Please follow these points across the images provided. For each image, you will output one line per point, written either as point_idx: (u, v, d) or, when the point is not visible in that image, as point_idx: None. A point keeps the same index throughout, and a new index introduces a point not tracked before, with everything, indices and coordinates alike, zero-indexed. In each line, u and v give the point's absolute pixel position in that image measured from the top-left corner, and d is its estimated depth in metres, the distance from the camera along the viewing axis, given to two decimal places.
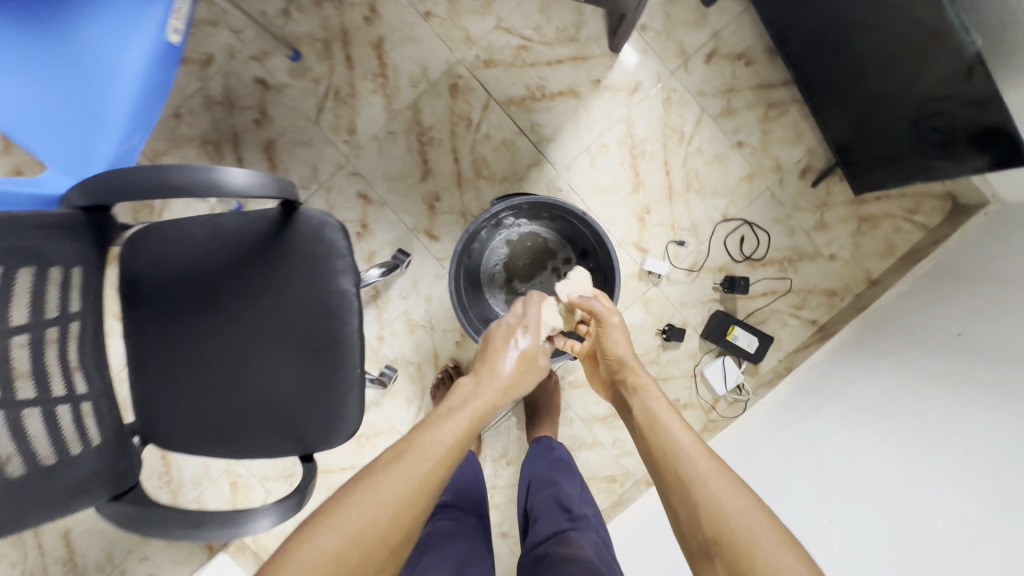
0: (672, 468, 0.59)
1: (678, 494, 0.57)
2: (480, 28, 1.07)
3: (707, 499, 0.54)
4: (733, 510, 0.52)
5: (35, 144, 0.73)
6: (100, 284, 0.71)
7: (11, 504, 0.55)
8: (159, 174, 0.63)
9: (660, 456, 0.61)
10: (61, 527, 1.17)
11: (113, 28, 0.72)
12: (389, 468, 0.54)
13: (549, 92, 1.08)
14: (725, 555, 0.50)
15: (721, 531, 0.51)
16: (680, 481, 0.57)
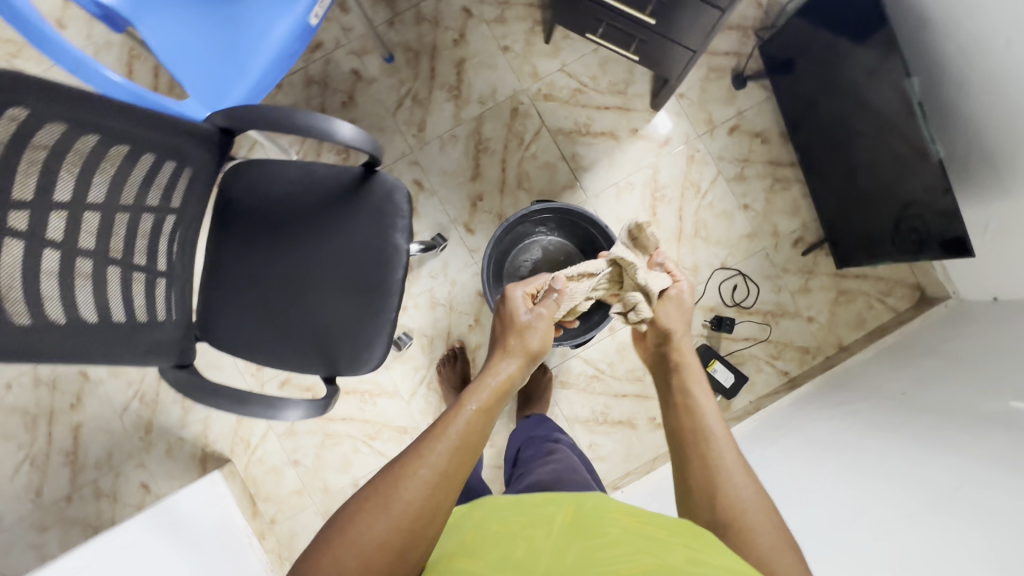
0: (700, 452, 0.59)
1: (701, 475, 0.57)
2: (547, 67, 1.27)
3: (728, 490, 0.55)
4: (750, 505, 0.53)
5: (182, 76, 0.89)
6: (208, 194, 0.85)
7: (110, 338, 0.69)
8: (280, 113, 0.79)
9: (690, 438, 0.61)
10: (73, 421, 1.26)
11: (270, 6, 0.91)
12: (386, 486, 0.55)
13: (593, 130, 1.27)
14: (731, 539, 0.51)
15: (735, 518, 0.52)
16: (705, 463, 0.58)
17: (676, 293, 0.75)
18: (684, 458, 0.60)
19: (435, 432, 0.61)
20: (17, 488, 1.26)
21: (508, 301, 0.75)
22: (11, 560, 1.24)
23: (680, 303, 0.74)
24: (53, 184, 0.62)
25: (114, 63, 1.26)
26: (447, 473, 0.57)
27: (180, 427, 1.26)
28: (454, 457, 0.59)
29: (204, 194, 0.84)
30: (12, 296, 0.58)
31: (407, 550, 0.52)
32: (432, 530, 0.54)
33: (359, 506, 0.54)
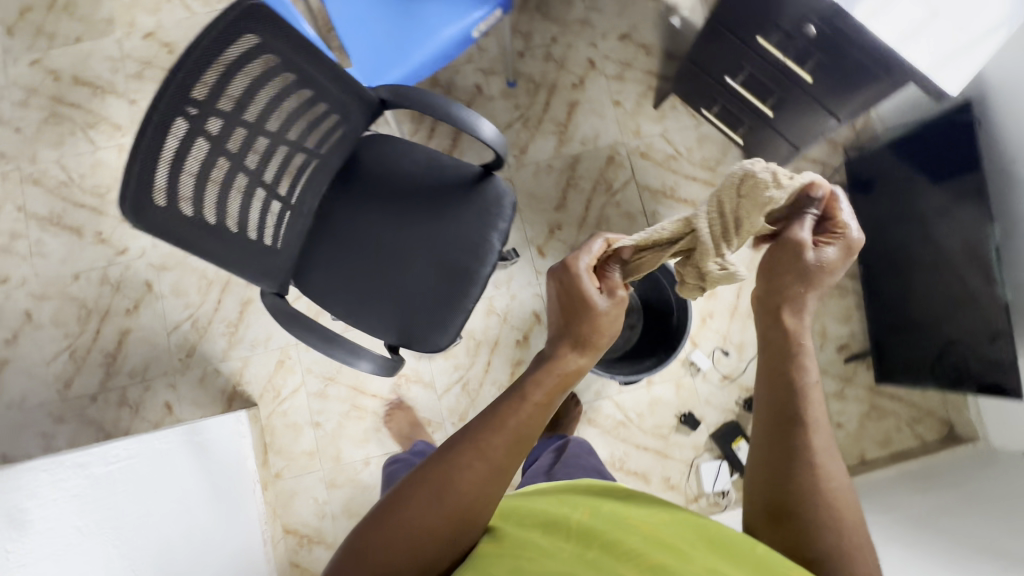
0: (791, 438, 0.56)
1: (788, 462, 0.56)
2: (649, 129, 1.37)
3: (818, 487, 0.55)
4: (830, 497, 0.55)
5: (352, 50, 1.00)
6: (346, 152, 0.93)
7: (240, 249, 0.76)
8: (432, 101, 0.87)
9: (782, 422, 0.57)
10: (123, 326, 1.31)
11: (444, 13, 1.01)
12: (440, 473, 0.57)
13: (677, 196, 1.35)
14: (801, 526, 0.54)
15: (812, 512, 0.54)
16: (793, 450, 0.56)
17: (803, 255, 0.58)
18: (777, 442, 0.57)
19: (490, 424, 0.59)
20: (49, 374, 1.29)
21: (573, 273, 0.65)
22: (21, 442, 1.27)
23: (813, 269, 0.58)
24: (247, 103, 0.70)
25: None
26: (503, 466, 0.58)
27: (220, 360, 1.29)
28: (510, 451, 0.59)
29: (342, 147, 0.90)
30: (185, 185, 0.67)
31: (462, 534, 0.56)
32: (486, 516, 0.57)
33: (419, 494, 0.56)
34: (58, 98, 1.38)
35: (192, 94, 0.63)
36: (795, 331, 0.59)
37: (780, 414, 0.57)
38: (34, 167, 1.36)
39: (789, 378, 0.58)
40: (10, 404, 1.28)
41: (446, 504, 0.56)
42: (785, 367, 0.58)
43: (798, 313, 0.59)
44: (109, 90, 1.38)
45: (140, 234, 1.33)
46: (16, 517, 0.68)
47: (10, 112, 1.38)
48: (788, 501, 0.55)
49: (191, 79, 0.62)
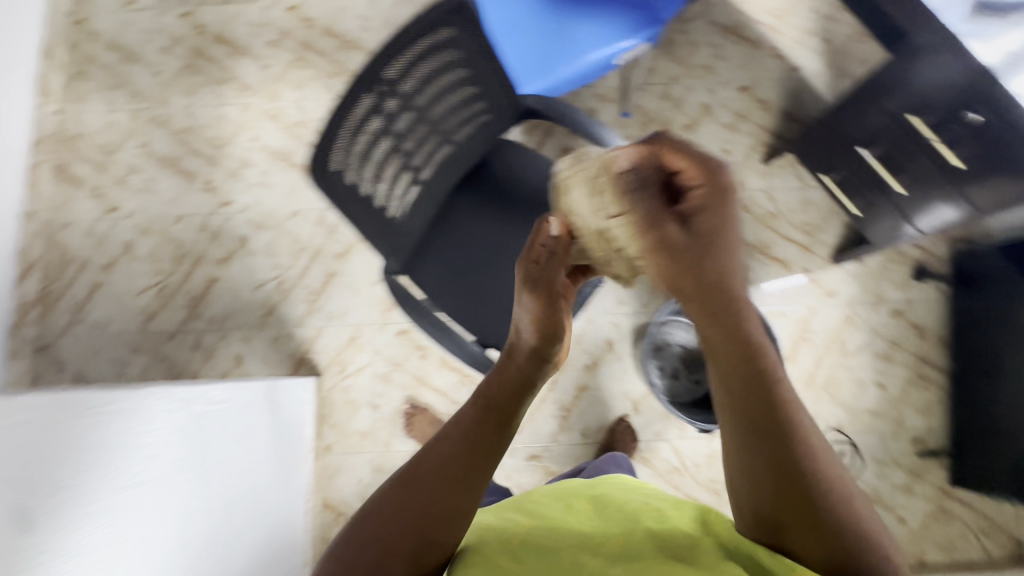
0: (772, 435, 0.54)
1: (772, 461, 0.53)
2: (754, 183, 1.37)
3: (814, 483, 0.52)
4: (825, 491, 0.52)
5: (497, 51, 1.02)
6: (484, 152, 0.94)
7: (381, 222, 0.78)
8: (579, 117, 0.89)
9: (756, 420, 0.54)
10: (212, 274, 1.35)
11: (591, 34, 1.03)
12: (415, 471, 0.57)
13: (770, 254, 1.34)
14: (798, 524, 0.52)
15: (810, 511, 0.52)
16: (776, 446, 0.53)
17: (669, 234, 0.60)
18: (760, 450, 0.54)
19: (451, 430, 0.61)
20: (137, 305, 1.35)
21: (527, 252, 0.74)
22: (97, 363, 1.32)
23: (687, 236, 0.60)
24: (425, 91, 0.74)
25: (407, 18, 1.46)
26: (472, 464, 0.58)
27: (296, 325, 1.32)
28: (474, 448, 0.59)
29: (482, 146, 0.89)
30: (354, 154, 0.72)
31: (443, 529, 0.55)
32: (469, 510, 0.57)
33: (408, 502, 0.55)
34: (199, 51, 1.46)
35: (383, 75, 0.69)
36: (731, 322, 0.58)
37: (752, 422, 0.54)
38: (164, 110, 1.43)
39: (746, 381, 0.56)
40: (96, 325, 1.34)
41: (416, 503, 0.55)
42: (747, 372, 0.56)
43: (722, 287, 0.59)
44: (245, 51, 1.46)
45: (246, 191, 1.38)
46: (134, 446, 0.68)
47: (153, 56, 1.46)
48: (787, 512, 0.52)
49: (386, 62, 0.68)
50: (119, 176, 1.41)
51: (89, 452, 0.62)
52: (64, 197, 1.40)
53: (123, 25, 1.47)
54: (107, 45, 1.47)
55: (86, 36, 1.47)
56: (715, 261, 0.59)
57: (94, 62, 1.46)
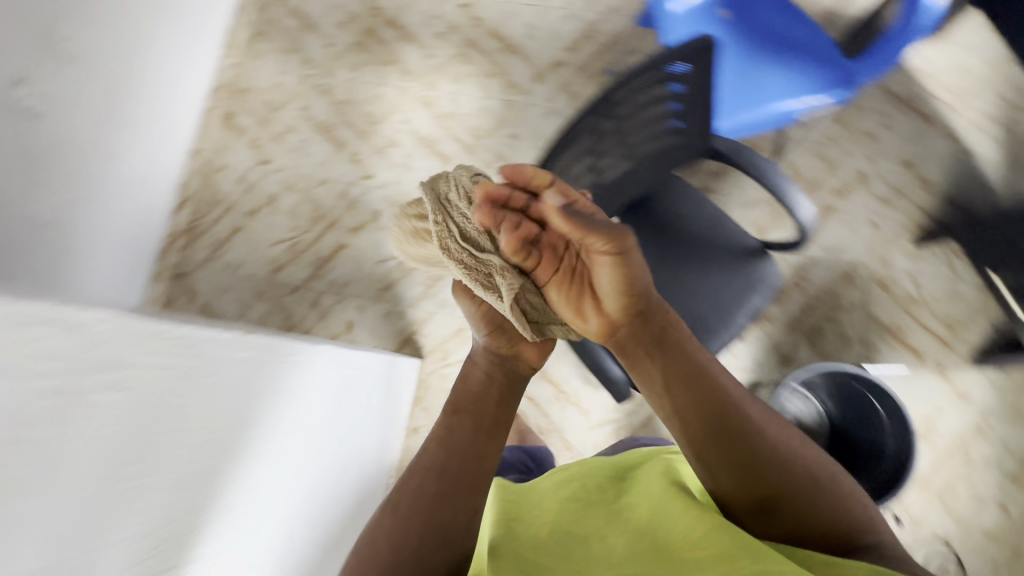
0: (732, 427, 0.66)
1: (739, 452, 0.65)
2: (899, 263, 1.30)
3: (778, 457, 0.65)
4: (791, 463, 0.65)
5: None
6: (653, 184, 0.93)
7: None
8: (761, 167, 0.88)
9: (711, 419, 0.67)
10: (341, 240, 1.41)
11: (778, 83, 1.02)
12: (410, 471, 0.71)
13: (903, 340, 1.26)
14: (781, 503, 0.63)
15: (785, 490, 0.63)
16: (738, 431, 0.66)
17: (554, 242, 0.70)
18: (722, 439, 0.66)
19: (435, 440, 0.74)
20: (268, 254, 1.42)
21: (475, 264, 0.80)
22: (223, 300, 1.41)
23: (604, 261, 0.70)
24: (640, 117, 0.79)
25: (571, 34, 1.49)
26: (467, 456, 0.72)
27: (410, 306, 1.36)
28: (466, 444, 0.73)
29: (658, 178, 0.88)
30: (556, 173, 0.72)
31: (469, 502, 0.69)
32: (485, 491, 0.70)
33: (447, 468, 0.70)
34: (370, 31, 1.54)
35: None
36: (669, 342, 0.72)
37: (704, 416, 0.67)
38: (328, 79, 1.52)
39: (700, 388, 0.69)
40: (229, 265, 1.43)
41: (454, 470, 0.71)
42: (690, 385, 0.69)
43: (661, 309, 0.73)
44: (412, 38, 1.52)
45: (388, 169, 1.44)
46: (294, 399, 0.70)
47: (328, 28, 1.55)
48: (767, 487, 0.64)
49: None
50: (276, 133, 1.50)
51: (261, 394, 0.62)
52: (225, 142, 1.51)
53: None
54: (290, 11, 1.57)
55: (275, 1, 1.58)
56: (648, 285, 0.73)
57: (276, 26, 1.57)
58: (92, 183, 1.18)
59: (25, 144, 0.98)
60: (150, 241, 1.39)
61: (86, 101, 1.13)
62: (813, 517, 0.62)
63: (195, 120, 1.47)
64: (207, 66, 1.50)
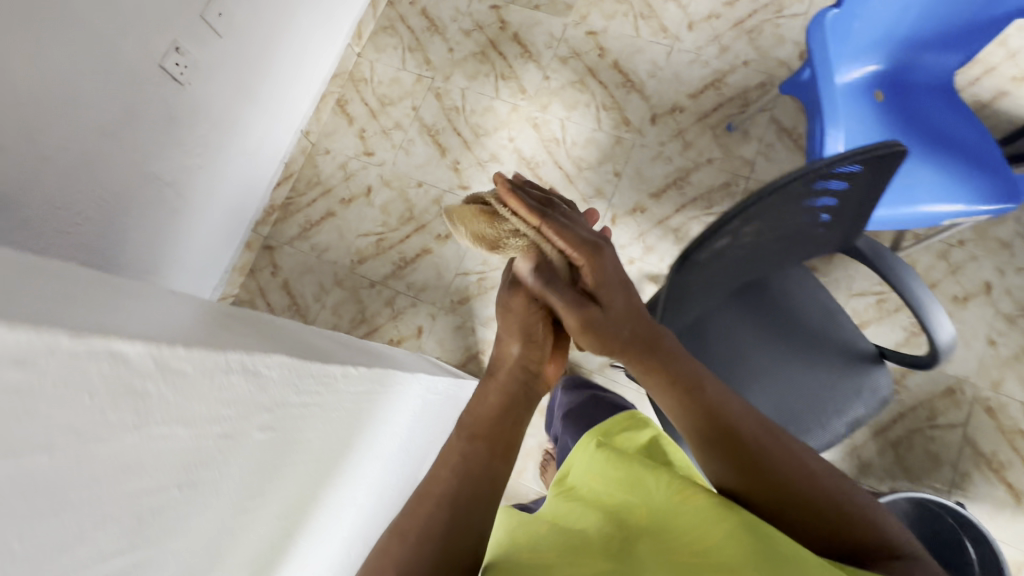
0: (707, 426, 0.55)
1: (722, 449, 0.54)
2: (1013, 389, 1.19)
3: (758, 441, 0.54)
4: (776, 450, 0.53)
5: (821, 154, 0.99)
6: (777, 267, 0.87)
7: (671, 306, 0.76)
8: (906, 279, 0.81)
9: (686, 422, 0.56)
10: (427, 244, 1.42)
11: (930, 183, 0.95)
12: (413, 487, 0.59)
13: (1002, 474, 1.15)
14: (787, 502, 0.51)
15: (784, 486, 0.51)
16: (713, 429, 0.55)
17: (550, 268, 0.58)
18: (703, 439, 0.55)
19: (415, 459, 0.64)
20: (354, 244, 1.45)
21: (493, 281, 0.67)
22: (304, 280, 1.45)
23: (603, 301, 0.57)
24: (792, 212, 0.69)
25: (697, 80, 1.44)
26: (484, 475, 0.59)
27: (481, 324, 1.35)
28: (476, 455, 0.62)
29: (788, 258, 0.84)
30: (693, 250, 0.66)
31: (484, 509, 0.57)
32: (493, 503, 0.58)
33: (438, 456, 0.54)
34: (493, 44, 1.54)
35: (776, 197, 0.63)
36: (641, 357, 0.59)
37: (679, 411, 0.57)
38: (444, 84, 1.53)
39: (679, 403, 0.57)
40: (315, 248, 1.46)
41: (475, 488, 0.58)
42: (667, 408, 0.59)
43: (636, 337, 0.59)
44: (534, 57, 1.51)
45: (485, 183, 1.44)
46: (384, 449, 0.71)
47: (453, 34, 1.57)
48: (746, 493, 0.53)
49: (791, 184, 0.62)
50: (384, 127, 1.53)
51: (370, 426, 0.64)
52: (335, 128, 1.55)
53: None
54: (420, 11, 1.60)
55: None
56: (628, 309, 0.59)
57: (403, 23, 1.60)
58: (216, 149, 1.23)
59: (152, 97, 1.04)
60: (251, 212, 1.44)
61: (224, 70, 1.17)
62: (820, 520, 0.50)
63: (313, 102, 1.52)
64: (335, 51, 1.53)
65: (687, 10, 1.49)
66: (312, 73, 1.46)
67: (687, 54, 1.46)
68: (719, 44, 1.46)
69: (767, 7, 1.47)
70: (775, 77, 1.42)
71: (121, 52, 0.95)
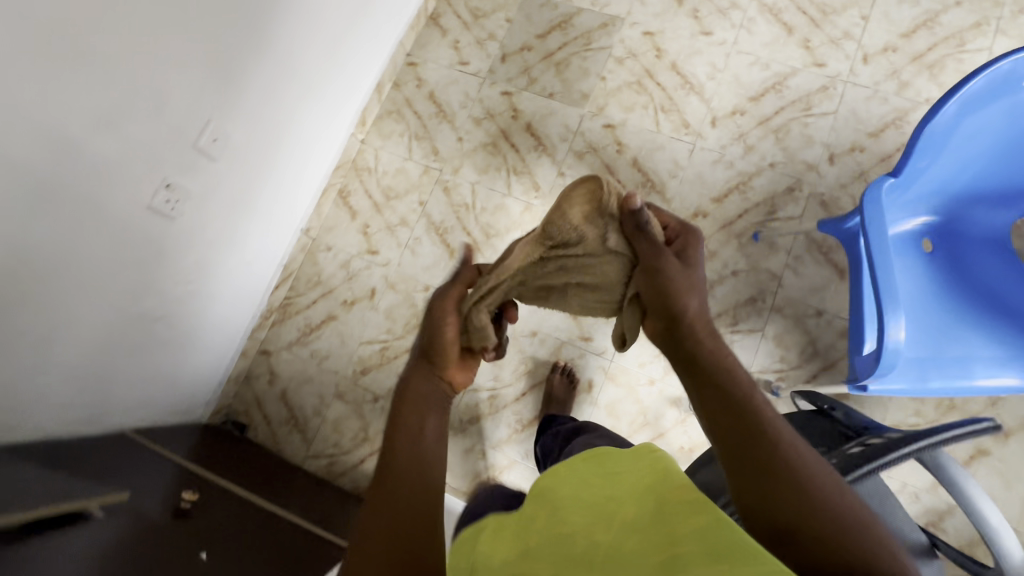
0: (752, 428, 0.56)
1: (759, 458, 0.54)
2: None
3: (794, 460, 0.54)
4: (811, 474, 0.53)
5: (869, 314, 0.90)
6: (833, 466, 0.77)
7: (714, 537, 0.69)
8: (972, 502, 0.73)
9: (732, 413, 0.58)
10: None
11: (985, 351, 0.88)
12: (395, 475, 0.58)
13: None
14: (815, 532, 0.49)
15: (815, 512, 0.50)
16: (758, 434, 0.56)
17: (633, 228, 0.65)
18: (740, 439, 0.56)
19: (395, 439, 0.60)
20: (357, 353, 1.37)
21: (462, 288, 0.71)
22: (303, 390, 1.37)
23: (682, 270, 0.65)
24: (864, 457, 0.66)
25: (721, 181, 1.37)
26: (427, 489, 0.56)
27: (492, 447, 1.29)
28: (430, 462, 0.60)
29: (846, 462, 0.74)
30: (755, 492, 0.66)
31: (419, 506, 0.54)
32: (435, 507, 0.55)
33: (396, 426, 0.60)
34: (505, 134, 1.47)
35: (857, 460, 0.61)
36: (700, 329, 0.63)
37: (728, 405, 0.58)
38: (452, 177, 1.45)
39: (729, 403, 0.58)
40: (315, 355, 1.38)
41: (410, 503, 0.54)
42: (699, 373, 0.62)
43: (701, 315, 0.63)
44: (548, 151, 1.43)
45: None
46: None
47: (462, 122, 1.49)
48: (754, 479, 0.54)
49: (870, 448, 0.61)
50: (389, 223, 1.44)
51: None
52: (337, 222, 1.47)
53: (448, 82, 1.53)
54: (427, 94, 1.52)
55: (413, 82, 1.54)
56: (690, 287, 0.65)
57: (409, 107, 1.52)
58: (210, 271, 1.15)
59: (139, 240, 0.95)
60: (244, 324, 1.34)
61: (217, 194, 1.08)
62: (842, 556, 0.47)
63: (312, 201, 1.43)
64: (338, 142, 1.44)
65: (709, 103, 1.43)
66: (313, 170, 1.38)
67: (709, 153, 1.39)
68: (745, 142, 1.39)
69: (794, 104, 1.40)
70: (804, 181, 1.35)
71: (108, 207, 0.86)
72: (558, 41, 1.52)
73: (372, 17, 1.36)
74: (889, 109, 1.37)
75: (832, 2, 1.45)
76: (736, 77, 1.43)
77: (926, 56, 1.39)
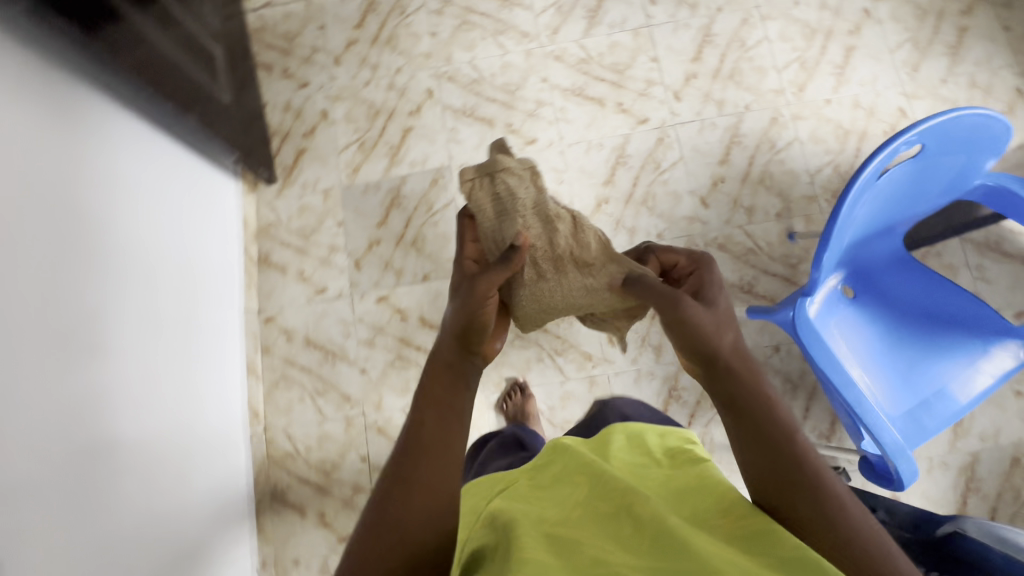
0: (796, 471, 0.57)
1: (807, 501, 0.55)
2: None
3: (834, 502, 0.55)
4: (851, 510, 0.55)
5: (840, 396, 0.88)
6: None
7: None
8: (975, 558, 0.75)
9: (774, 452, 0.58)
10: None
11: (950, 372, 0.91)
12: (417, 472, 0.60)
13: None
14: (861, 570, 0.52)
15: (861, 554, 0.52)
16: (802, 474, 0.56)
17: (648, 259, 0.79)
18: (785, 479, 0.56)
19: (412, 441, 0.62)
20: None
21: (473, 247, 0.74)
22: None
23: (710, 315, 0.65)
24: None
25: None
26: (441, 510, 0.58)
27: None
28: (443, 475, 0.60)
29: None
30: None
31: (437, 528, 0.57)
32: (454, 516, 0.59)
33: (426, 392, 0.65)
34: (404, 339, 1.35)
35: None
36: (735, 367, 0.63)
37: (767, 447, 0.58)
38: (380, 413, 1.32)
39: (767, 445, 0.58)
40: None
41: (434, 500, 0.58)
42: (737, 410, 0.61)
43: (741, 355, 0.64)
44: None
45: None
46: None
47: (356, 350, 1.36)
48: (789, 512, 0.55)
49: None
50: (345, 496, 1.29)
51: None
52: (288, 528, 1.27)
53: (317, 318, 1.39)
54: (303, 343, 1.38)
55: (281, 336, 1.38)
56: (727, 325, 0.66)
57: (293, 366, 1.36)
58: None
59: None
60: None
61: None
62: None
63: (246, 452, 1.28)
64: (242, 444, 1.28)
65: (573, 205, 1.40)
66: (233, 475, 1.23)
67: None
68: (625, 227, 1.37)
69: (644, 168, 1.40)
70: (694, 234, 1.35)
71: None
72: (401, 219, 1.42)
73: (201, 321, 1.19)
74: (722, 130, 1.42)
75: (620, 59, 1.48)
76: (581, 168, 1.41)
77: (722, 67, 1.46)
